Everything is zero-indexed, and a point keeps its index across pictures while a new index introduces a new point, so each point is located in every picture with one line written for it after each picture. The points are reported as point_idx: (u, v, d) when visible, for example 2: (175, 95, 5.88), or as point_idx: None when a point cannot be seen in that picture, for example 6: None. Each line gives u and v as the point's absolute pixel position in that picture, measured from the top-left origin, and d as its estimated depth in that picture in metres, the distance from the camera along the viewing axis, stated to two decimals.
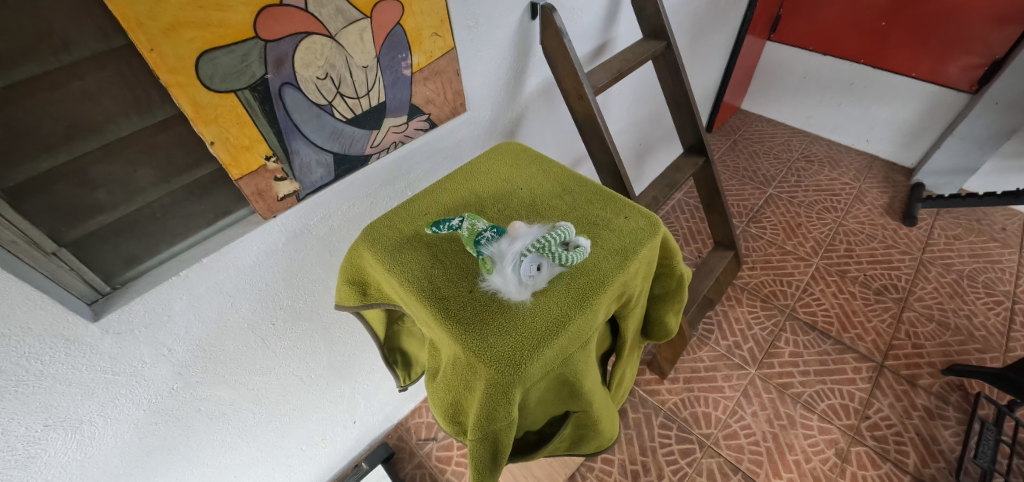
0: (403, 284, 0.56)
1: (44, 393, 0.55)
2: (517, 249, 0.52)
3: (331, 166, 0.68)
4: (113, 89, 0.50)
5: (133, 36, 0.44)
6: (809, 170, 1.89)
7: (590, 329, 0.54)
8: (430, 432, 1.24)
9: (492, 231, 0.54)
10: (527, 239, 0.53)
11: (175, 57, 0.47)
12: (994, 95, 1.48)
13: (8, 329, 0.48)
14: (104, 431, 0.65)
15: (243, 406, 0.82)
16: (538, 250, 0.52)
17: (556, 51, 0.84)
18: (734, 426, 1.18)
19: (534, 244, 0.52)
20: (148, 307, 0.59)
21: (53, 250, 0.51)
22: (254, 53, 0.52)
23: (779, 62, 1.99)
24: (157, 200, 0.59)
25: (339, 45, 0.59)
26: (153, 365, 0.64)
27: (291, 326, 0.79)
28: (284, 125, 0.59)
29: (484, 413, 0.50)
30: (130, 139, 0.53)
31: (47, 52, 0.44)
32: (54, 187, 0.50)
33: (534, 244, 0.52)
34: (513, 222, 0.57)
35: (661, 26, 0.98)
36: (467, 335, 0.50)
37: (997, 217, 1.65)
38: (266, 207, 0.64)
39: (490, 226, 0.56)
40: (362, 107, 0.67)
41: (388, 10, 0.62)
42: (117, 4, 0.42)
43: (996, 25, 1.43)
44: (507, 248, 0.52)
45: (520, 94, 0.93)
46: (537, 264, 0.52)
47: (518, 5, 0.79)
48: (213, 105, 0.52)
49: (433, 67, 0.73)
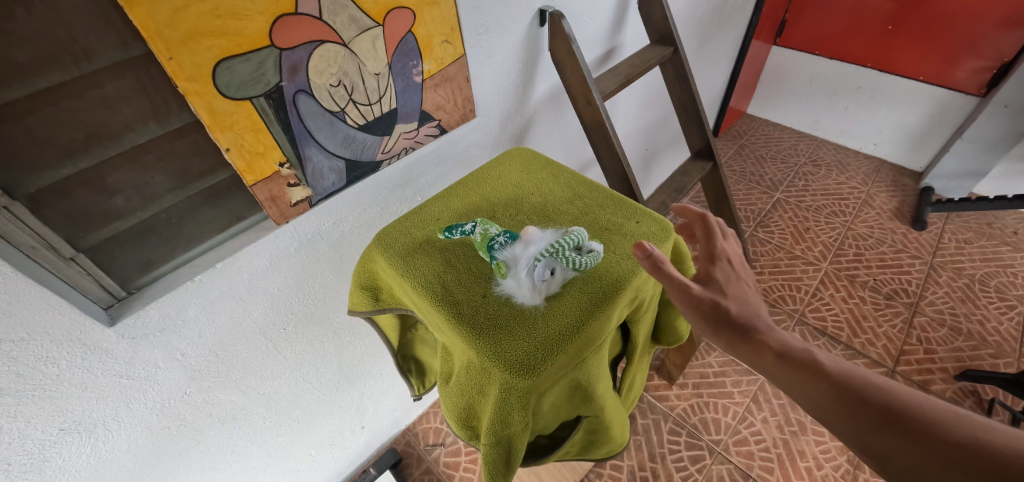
0: (416, 288, 0.57)
1: (61, 397, 0.56)
2: (531, 253, 0.52)
3: (343, 172, 0.69)
4: (132, 97, 0.51)
5: (153, 45, 0.45)
6: (817, 174, 1.89)
7: (603, 333, 0.54)
8: (438, 438, 1.24)
9: (504, 234, 0.55)
10: (540, 244, 0.54)
11: (193, 65, 0.48)
12: (1003, 98, 1.47)
13: (28, 333, 0.49)
14: (118, 435, 0.65)
15: (253, 411, 0.82)
16: (550, 255, 0.52)
17: (565, 58, 0.85)
18: (744, 432, 1.17)
19: (547, 248, 0.52)
20: (163, 312, 0.59)
21: (71, 255, 0.52)
22: (269, 60, 0.53)
23: (786, 67, 1.99)
24: (172, 206, 0.60)
25: (352, 52, 0.60)
26: (166, 369, 0.65)
27: (301, 331, 0.80)
28: (298, 132, 0.60)
29: (498, 417, 0.50)
30: (148, 145, 0.54)
31: (69, 61, 0.46)
32: (73, 193, 0.51)
33: (547, 249, 0.52)
34: (525, 228, 0.57)
35: (668, 33, 0.98)
36: (482, 339, 0.50)
37: (1008, 220, 1.63)
38: (280, 213, 0.65)
39: (503, 231, 0.56)
40: (374, 113, 0.67)
41: (400, 17, 0.63)
42: (139, 13, 0.43)
43: (1004, 27, 1.43)
44: (519, 249, 0.53)
45: (529, 100, 0.93)
46: (550, 268, 0.53)
47: (527, 13, 0.80)
48: (229, 112, 0.53)
49: (443, 74, 0.73)
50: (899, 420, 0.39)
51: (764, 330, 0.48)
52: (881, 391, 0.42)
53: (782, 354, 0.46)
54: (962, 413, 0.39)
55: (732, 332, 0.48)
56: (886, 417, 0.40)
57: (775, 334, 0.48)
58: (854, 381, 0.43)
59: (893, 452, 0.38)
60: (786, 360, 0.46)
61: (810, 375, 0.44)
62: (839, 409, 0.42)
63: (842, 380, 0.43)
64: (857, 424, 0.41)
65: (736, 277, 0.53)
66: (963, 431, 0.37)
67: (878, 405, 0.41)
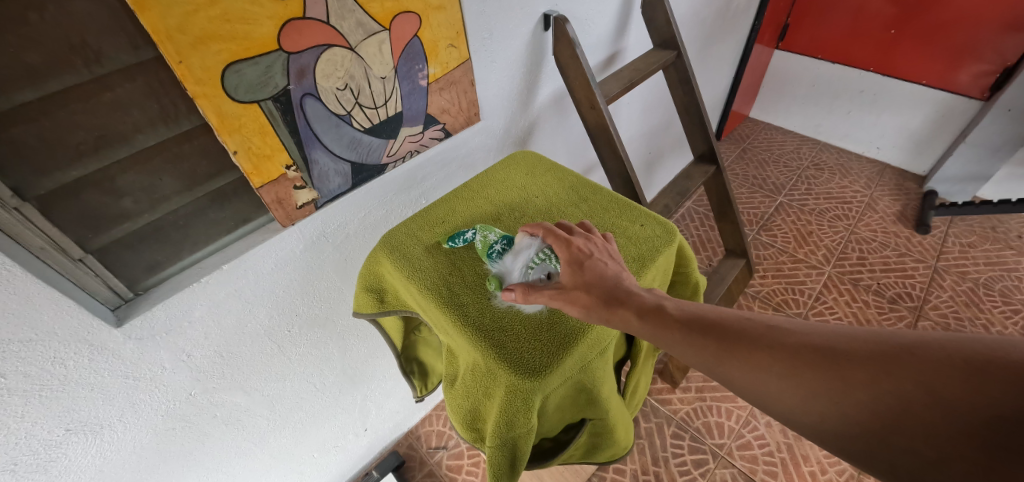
0: (421, 290, 0.57)
1: (67, 397, 0.56)
2: (524, 262, 0.54)
3: (348, 175, 0.69)
4: (142, 101, 0.51)
5: (163, 48, 0.46)
6: (820, 178, 1.88)
7: (608, 336, 0.54)
8: (441, 441, 1.24)
9: (501, 241, 0.57)
10: (528, 251, 0.54)
11: (202, 68, 0.49)
12: (1006, 102, 1.47)
13: (37, 333, 0.49)
14: (123, 436, 0.65)
15: (257, 413, 0.82)
16: (544, 259, 0.54)
17: (569, 61, 0.85)
18: (747, 436, 1.17)
19: (539, 255, 0.54)
20: (168, 313, 0.60)
21: (79, 256, 0.52)
22: (277, 64, 0.54)
23: (788, 71, 2.00)
24: (179, 208, 0.60)
25: (359, 56, 0.61)
26: (172, 370, 0.65)
27: (305, 333, 0.80)
28: (305, 135, 0.61)
29: (503, 419, 0.50)
30: (156, 148, 0.55)
31: (81, 65, 0.46)
32: (82, 195, 0.51)
33: (539, 254, 0.54)
34: (522, 228, 0.58)
35: (672, 36, 0.99)
36: (487, 341, 0.50)
37: (1013, 224, 1.62)
38: (286, 215, 0.65)
39: (501, 236, 0.58)
40: (379, 117, 0.68)
41: (406, 22, 0.64)
42: (149, 17, 0.44)
43: (1007, 31, 1.43)
44: (512, 254, 0.55)
45: (533, 103, 0.94)
46: (546, 271, 0.54)
47: (531, 17, 0.80)
48: (237, 115, 0.54)
49: (448, 78, 0.74)
50: (737, 349, 0.43)
51: (622, 294, 0.49)
52: (718, 324, 0.46)
53: (641, 314, 0.47)
54: (775, 322, 0.44)
55: (597, 314, 0.48)
56: (728, 349, 0.43)
57: (632, 298, 0.48)
58: (697, 322, 0.46)
59: (741, 380, 0.42)
60: (643, 318, 0.47)
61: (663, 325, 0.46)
62: (692, 353, 0.45)
63: (688, 324, 0.46)
64: (709, 360, 0.44)
65: (591, 256, 0.52)
66: (778, 340, 0.42)
67: (720, 338, 0.44)
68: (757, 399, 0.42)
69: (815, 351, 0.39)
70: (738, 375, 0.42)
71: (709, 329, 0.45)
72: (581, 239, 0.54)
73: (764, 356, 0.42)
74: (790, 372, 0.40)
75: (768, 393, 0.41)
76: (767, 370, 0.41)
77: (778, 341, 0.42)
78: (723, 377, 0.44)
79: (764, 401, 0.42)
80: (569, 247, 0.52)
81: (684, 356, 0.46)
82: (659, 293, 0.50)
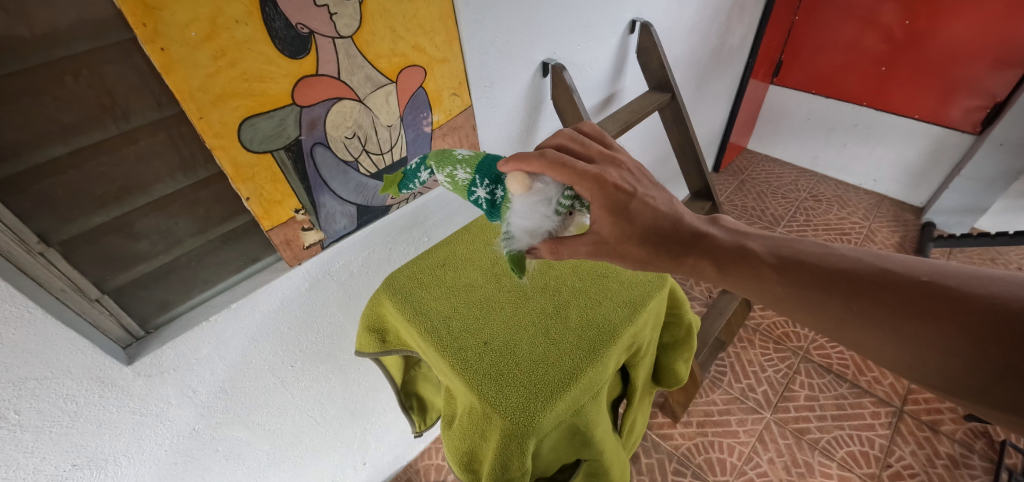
0: (421, 334, 0.59)
1: (76, 434, 0.58)
2: (550, 225, 0.51)
3: (354, 217, 0.72)
4: (163, 152, 0.55)
5: (185, 106, 0.49)
6: (817, 209, 1.91)
7: (600, 380, 0.56)
8: (439, 475, 1.23)
9: (482, 183, 0.55)
10: (550, 214, 0.50)
11: (220, 123, 0.52)
12: (998, 136, 1.51)
13: (52, 371, 0.52)
14: (126, 471, 0.66)
15: (258, 448, 0.83)
16: (564, 211, 0.52)
17: (567, 105, 0.90)
18: (750, 473, 1.15)
19: (558, 202, 0.51)
20: (177, 351, 0.62)
21: (96, 296, 0.54)
22: (290, 117, 0.57)
23: (783, 105, 2.05)
24: (192, 249, 0.63)
25: (366, 107, 0.65)
26: (177, 406, 0.66)
27: (309, 368, 0.82)
28: (314, 181, 0.64)
29: (498, 462, 0.50)
30: (173, 195, 0.58)
31: (109, 121, 0.50)
32: (102, 240, 0.54)
33: (562, 208, 0.51)
34: (511, 174, 0.50)
35: (665, 79, 1.03)
36: (484, 386, 0.52)
37: (1012, 256, 1.63)
38: (294, 255, 0.68)
39: (475, 174, 0.56)
40: (385, 162, 0.71)
41: (411, 75, 0.68)
42: (174, 79, 0.47)
43: (996, 68, 1.47)
44: (530, 228, 0.51)
45: (532, 144, 0.98)
46: (566, 217, 0.53)
47: (530, 65, 0.85)
48: (251, 165, 0.57)
49: (451, 124, 0.78)
50: (867, 312, 0.41)
51: (691, 243, 0.51)
52: (847, 272, 0.44)
53: (722, 266, 0.50)
54: (929, 277, 0.40)
55: (658, 262, 0.51)
56: (857, 314, 0.42)
57: (705, 242, 0.51)
58: (816, 282, 0.45)
59: (876, 345, 0.42)
60: (728, 272, 0.50)
61: (769, 282, 0.47)
62: (811, 318, 0.45)
63: (806, 284, 0.45)
64: (832, 320, 0.44)
65: (633, 195, 0.50)
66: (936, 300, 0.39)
67: (847, 298, 0.43)
68: (890, 360, 0.41)
69: (983, 323, 0.36)
70: (867, 339, 0.42)
71: (831, 287, 0.44)
72: (614, 171, 0.51)
73: (913, 324, 0.39)
74: (949, 344, 0.37)
75: (909, 361, 0.40)
76: (911, 338, 0.39)
77: (934, 302, 0.39)
78: (848, 340, 0.43)
79: (899, 366, 0.41)
80: (604, 188, 0.48)
81: (800, 315, 0.46)
82: (749, 237, 0.51)
